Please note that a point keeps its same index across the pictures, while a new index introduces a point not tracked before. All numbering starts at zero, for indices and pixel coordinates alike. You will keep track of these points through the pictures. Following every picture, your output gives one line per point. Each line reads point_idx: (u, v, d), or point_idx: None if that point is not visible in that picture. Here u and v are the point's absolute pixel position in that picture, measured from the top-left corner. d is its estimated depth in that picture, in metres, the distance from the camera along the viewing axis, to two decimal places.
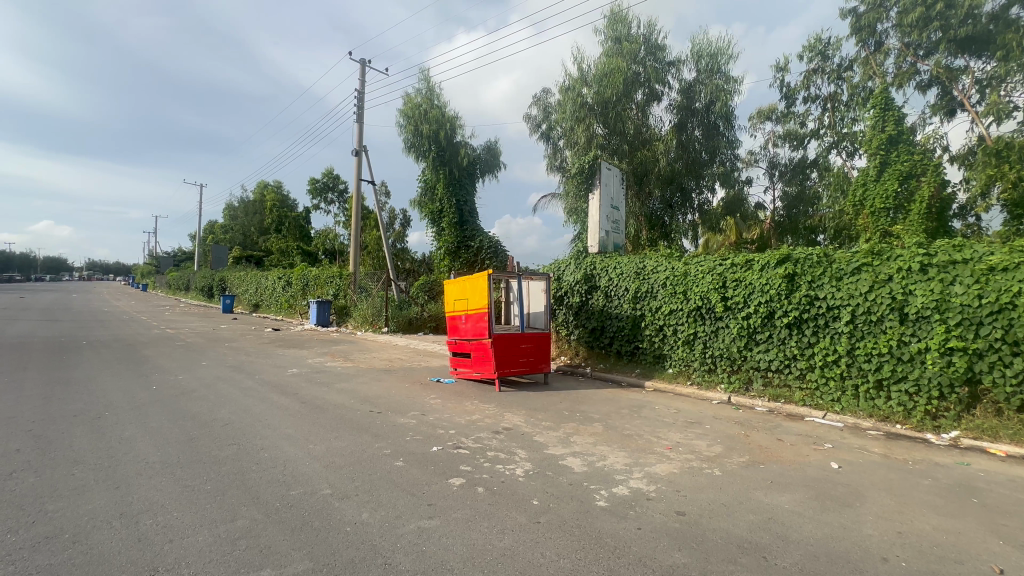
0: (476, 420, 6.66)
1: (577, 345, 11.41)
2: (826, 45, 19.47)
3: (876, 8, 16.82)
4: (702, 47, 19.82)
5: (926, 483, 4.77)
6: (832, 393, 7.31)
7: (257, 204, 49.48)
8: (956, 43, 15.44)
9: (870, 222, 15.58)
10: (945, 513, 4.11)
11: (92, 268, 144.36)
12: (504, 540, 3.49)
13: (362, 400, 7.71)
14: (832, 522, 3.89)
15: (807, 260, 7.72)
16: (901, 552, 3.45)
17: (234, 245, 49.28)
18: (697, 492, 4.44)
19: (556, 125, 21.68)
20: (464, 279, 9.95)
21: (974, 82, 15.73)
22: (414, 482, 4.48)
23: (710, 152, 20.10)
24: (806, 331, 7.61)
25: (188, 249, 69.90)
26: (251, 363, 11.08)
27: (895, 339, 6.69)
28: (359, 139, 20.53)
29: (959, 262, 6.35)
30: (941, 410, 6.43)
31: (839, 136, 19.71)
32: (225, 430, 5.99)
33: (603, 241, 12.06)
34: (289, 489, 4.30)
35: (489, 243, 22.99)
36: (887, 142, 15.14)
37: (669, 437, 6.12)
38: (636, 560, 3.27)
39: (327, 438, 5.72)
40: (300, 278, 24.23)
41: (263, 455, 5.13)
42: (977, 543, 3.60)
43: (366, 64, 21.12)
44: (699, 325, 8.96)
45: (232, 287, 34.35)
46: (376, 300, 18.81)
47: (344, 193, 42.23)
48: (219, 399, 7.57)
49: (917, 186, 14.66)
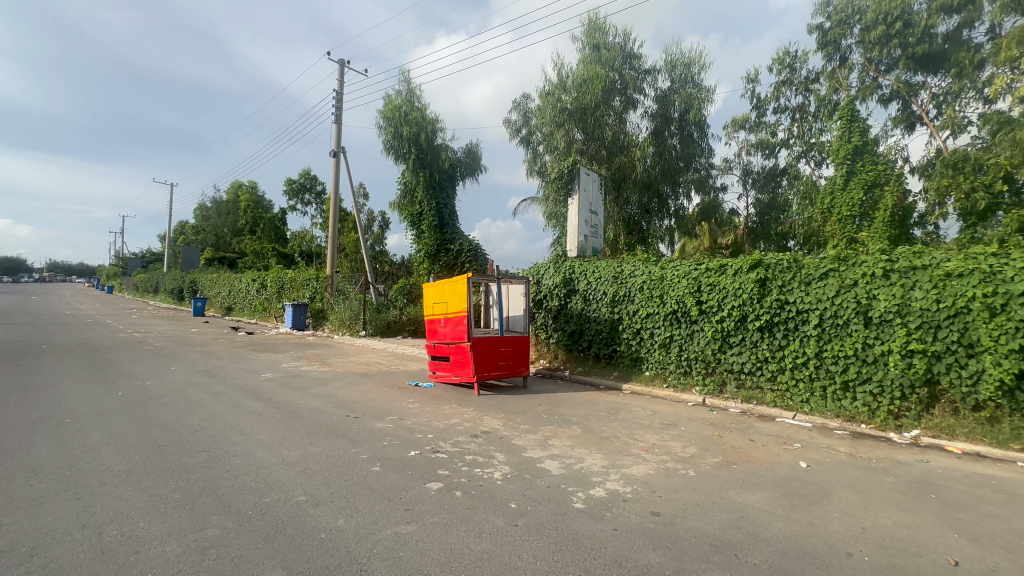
0: (454, 425, 6.64)
1: (556, 348, 11.50)
2: (794, 58, 20.17)
3: (841, 24, 17.54)
4: (677, 56, 20.29)
5: (889, 480, 4.97)
6: (801, 395, 7.54)
7: (231, 204, 48.15)
8: (914, 60, 16.18)
9: (837, 228, 16.15)
10: (906, 509, 4.28)
11: (54, 269, 138.57)
12: (482, 544, 3.49)
13: (338, 404, 7.60)
14: (800, 519, 4.01)
15: (778, 265, 7.94)
16: (864, 547, 3.58)
17: (207, 245, 47.91)
18: (671, 492, 4.53)
19: (536, 130, 21.79)
20: (443, 282, 9.92)
21: (932, 97, 16.49)
22: (392, 487, 4.45)
23: (686, 159, 20.55)
24: (777, 334, 7.85)
25: (157, 250, 67.64)
26: (223, 367, 10.81)
27: (859, 342, 6.96)
28: (338, 140, 20.24)
29: (919, 268, 6.64)
30: (903, 410, 6.70)
31: (808, 146, 20.38)
32: (195, 436, 5.83)
33: (582, 245, 12.17)
34: (261, 496, 4.21)
35: (469, 246, 22.95)
36: (852, 153, 15.78)
37: (645, 439, 6.22)
38: (612, 561, 3.31)
39: (302, 444, 5.63)
40: (275, 280, 23.72)
41: (235, 462, 5.01)
42: (934, 537, 3.76)
43: (344, 64, 20.88)
44: (675, 328, 9.13)
45: (204, 289, 33.39)
46: (354, 303, 18.52)
47: (321, 194, 41.60)
48: (189, 405, 7.34)
49: (881, 195, 15.31)
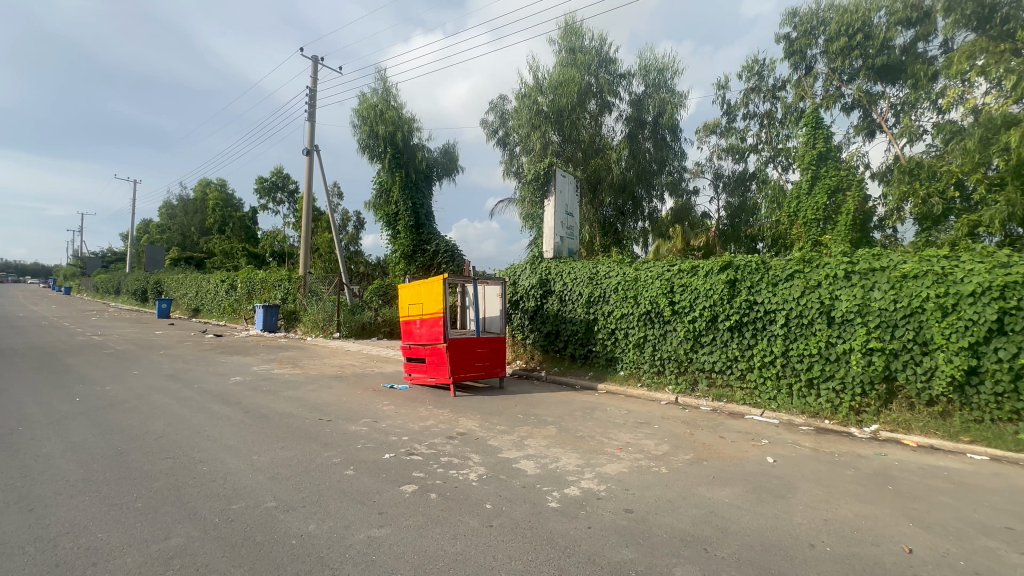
0: (430, 426, 6.59)
1: (533, 348, 11.55)
2: (762, 66, 20.81)
3: (807, 35, 18.19)
4: (650, 62, 20.68)
5: (850, 473, 5.18)
6: (769, 392, 7.76)
7: (198, 202, 46.67)
8: (874, 71, 16.94)
9: (803, 231, 16.72)
10: (865, 500, 4.47)
11: (6, 269, 131.43)
12: (456, 545, 3.48)
13: (311, 408, 7.45)
14: (766, 513, 4.14)
15: (747, 267, 8.18)
16: (826, 538, 3.72)
17: (173, 244, 46.22)
18: (644, 490, 4.61)
19: (513, 131, 21.85)
20: (419, 283, 9.84)
21: (890, 107, 17.28)
22: (365, 491, 4.39)
23: (659, 162, 20.92)
24: (747, 334, 8.08)
25: (119, 250, 65.10)
26: (190, 371, 10.45)
27: (823, 341, 7.23)
28: (311, 138, 19.86)
29: (878, 269, 6.96)
30: (863, 406, 6.99)
31: (775, 152, 21.03)
32: (160, 442, 5.63)
33: (558, 246, 12.26)
34: (228, 503, 4.09)
35: (446, 247, 22.81)
36: (817, 158, 16.39)
37: (619, 437, 6.31)
38: (586, 559, 3.35)
39: (272, 449, 5.50)
40: (245, 281, 23.10)
41: (202, 468, 4.86)
42: (890, 526, 3.94)
43: (318, 61, 20.49)
44: (649, 328, 9.29)
45: (170, 290, 32.23)
46: (328, 304, 18.18)
47: (294, 193, 40.71)
48: (152, 410, 7.07)
49: (843, 200, 15.95)
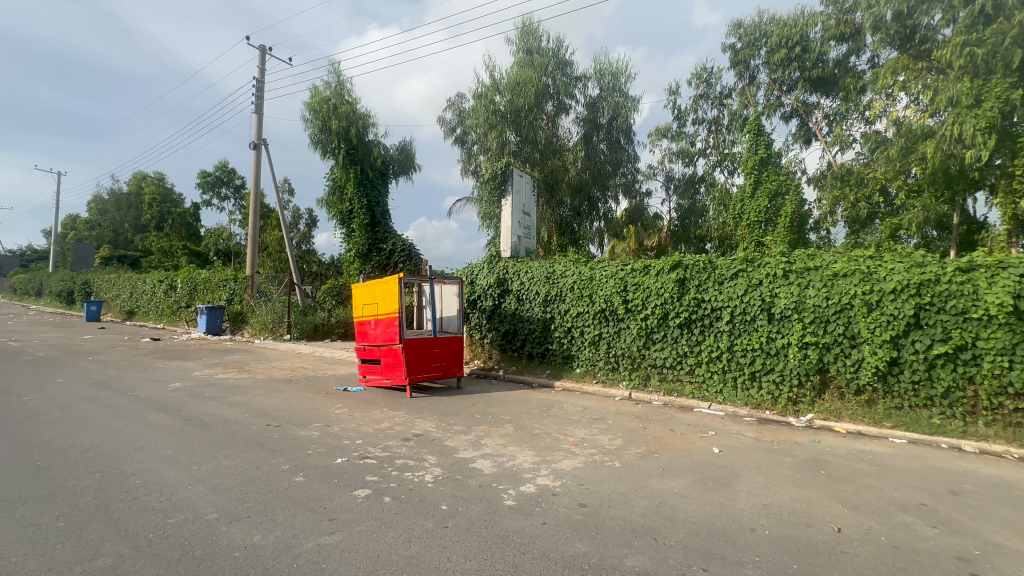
0: (385, 429, 6.47)
1: (490, 348, 11.54)
2: (710, 74, 21.75)
3: (750, 46, 19.15)
4: (605, 65, 21.15)
5: (788, 460, 5.52)
6: (715, 385, 8.13)
7: (133, 197, 43.53)
8: (811, 82, 18.08)
9: (746, 233, 17.64)
10: (800, 484, 4.78)
11: None
12: (410, 549, 3.43)
13: (258, 414, 7.11)
14: (712, 501, 4.34)
15: (695, 266, 8.51)
16: (765, 522, 3.95)
17: (104, 241, 42.84)
18: (598, 484, 4.72)
19: (470, 130, 21.73)
20: (374, 283, 9.62)
21: (824, 117, 18.51)
22: (315, 498, 4.24)
23: (614, 164, 21.42)
24: (695, 330, 8.42)
25: (41, 248, 59.73)
26: (123, 378, 9.73)
27: (764, 336, 7.67)
28: (259, 131, 18.97)
29: (812, 269, 7.44)
30: (800, 396, 7.45)
31: (722, 156, 22.06)
32: (86, 455, 5.21)
33: (516, 246, 12.32)
34: (165, 518, 3.85)
35: (402, 246, 22.40)
36: (759, 164, 17.32)
37: (575, 434, 6.42)
38: (541, 554, 3.39)
39: (215, 458, 5.21)
40: (186, 281, 21.75)
41: (135, 481, 4.54)
42: (822, 508, 4.23)
43: (265, 50, 19.58)
44: (603, 326, 9.52)
45: (99, 291, 29.85)
46: (277, 305, 17.40)
47: (240, 188, 38.76)
48: (78, 421, 6.52)
49: (782, 203, 16.95)
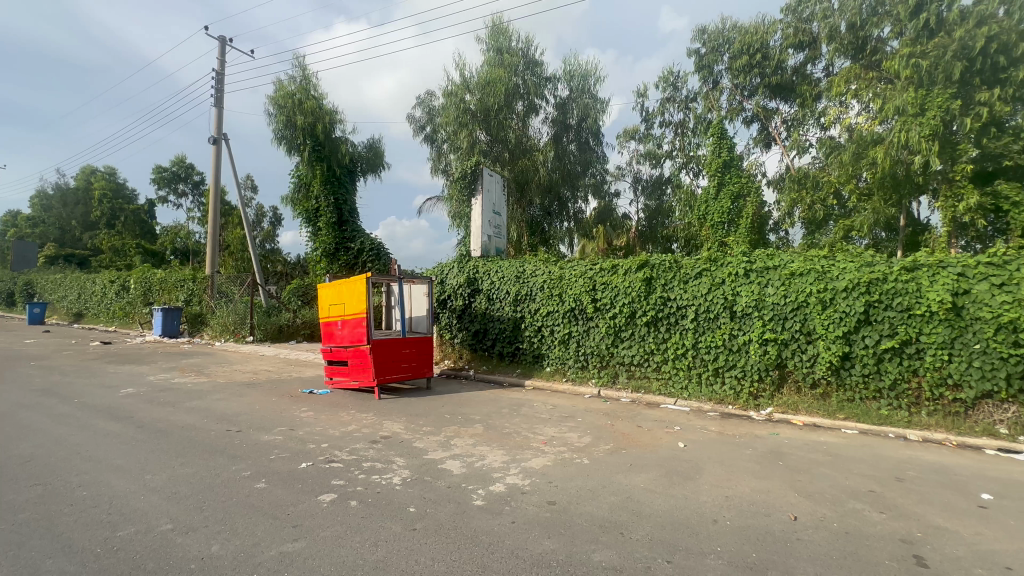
0: (352, 431, 6.33)
1: (461, 348, 11.46)
2: (676, 78, 22.29)
3: (714, 51, 19.71)
4: (574, 67, 21.35)
5: (748, 452, 5.71)
6: (681, 381, 8.34)
7: (81, 193, 41.09)
8: (770, 88, 18.78)
9: (711, 233, 18.17)
10: (759, 476, 4.96)
11: None
12: (377, 553, 3.37)
13: (217, 419, 6.84)
14: (677, 494, 4.45)
15: (661, 265, 8.70)
16: (726, 513, 4.08)
17: (48, 240, 40.25)
18: (567, 481, 4.77)
19: (440, 128, 21.56)
20: (340, 283, 9.39)
21: (783, 122, 19.27)
22: (278, 504, 4.12)
23: (583, 164, 21.66)
24: (662, 328, 8.61)
25: None
26: (68, 384, 9.16)
27: (727, 333, 7.93)
28: (219, 124, 18.22)
29: (771, 268, 7.72)
30: (760, 391, 7.74)
31: (687, 158, 22.63)
32: (27, 467, 4.89)
33: (486, 245, 12.28)
34: (115, 530, 3.65)
35: (371, 245, 21.99)
36: (722, 166, 17.87)
37: (545, 432, 6.46)
38: (509, 553, 3.40)
39: (170, 466, 4.98)
40: (140, 281, 20.70)
41: (82, 493, 4.29)
42: (779, 498, 4.40)
43: (225, 41, 18.84)
44: (573, 325, 9.62)
45: (43, 293, 28.03)
46: (239, 306, 16.77)
47: (199, 184, 37.18)
48: (17, 432, 6.10)
49: (744, 204, 17.56)
